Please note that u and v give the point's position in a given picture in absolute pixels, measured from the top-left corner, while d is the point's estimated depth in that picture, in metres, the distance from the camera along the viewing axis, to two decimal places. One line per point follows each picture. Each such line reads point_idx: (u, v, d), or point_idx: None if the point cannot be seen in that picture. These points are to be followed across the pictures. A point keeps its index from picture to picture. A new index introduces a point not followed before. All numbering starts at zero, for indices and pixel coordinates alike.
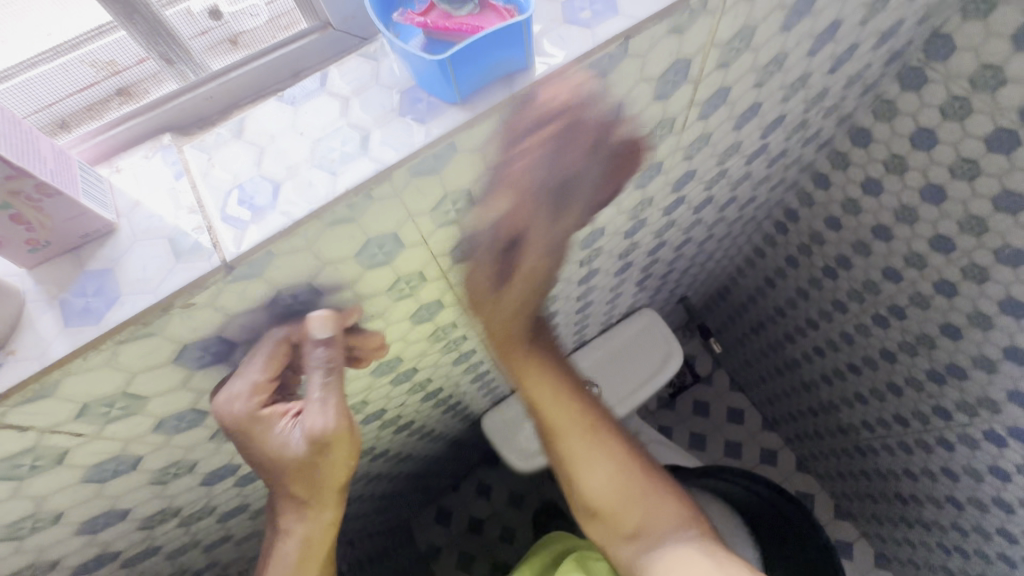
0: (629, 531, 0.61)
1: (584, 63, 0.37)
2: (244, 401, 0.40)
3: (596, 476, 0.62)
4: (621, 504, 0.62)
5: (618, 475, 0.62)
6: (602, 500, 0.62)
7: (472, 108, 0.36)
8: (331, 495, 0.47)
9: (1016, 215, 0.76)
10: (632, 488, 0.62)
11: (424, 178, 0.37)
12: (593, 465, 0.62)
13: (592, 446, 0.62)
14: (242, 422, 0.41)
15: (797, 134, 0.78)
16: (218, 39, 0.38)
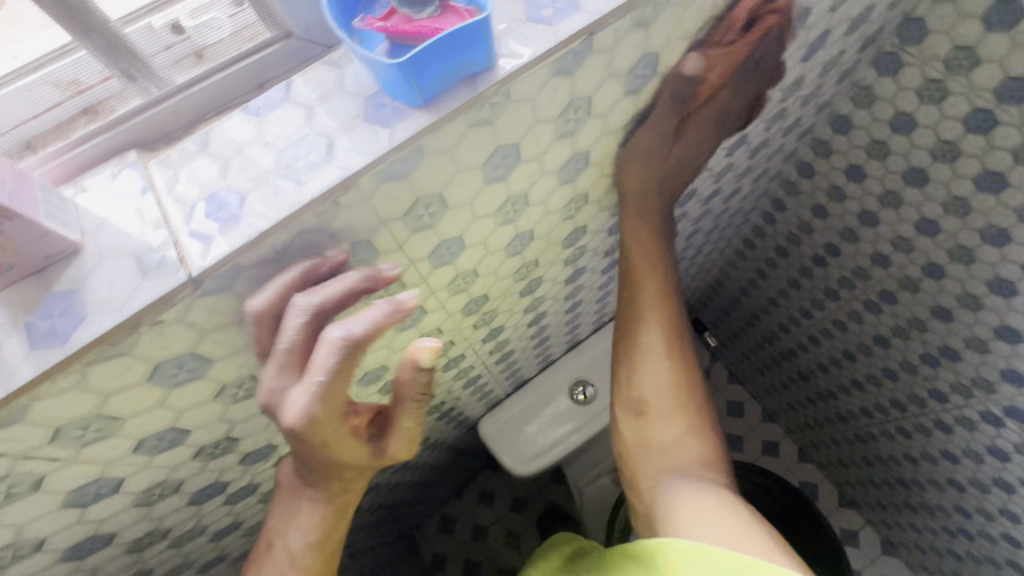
0: (659, 442, 0.62)
1: (549, 61, 0.37)
2: (322, 412, 0.37)
3: (656, 380, 0.63)
4: (667, 413, 0.62)
5: (674, 385, 0.63)
6: (654, 396, 0.63)
7: (436, 110, 0.35)
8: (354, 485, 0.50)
9: (999, 195, 0.76)
10: (681, 407, 0.63)
11: (392, 183, 0.37)
12: (656, 369, 0.64)
13: (667, 348, 0.64)
14: (319, 428, 0.39)
15: (776, 124, 0.79)
16: (183, 54, 0.38)
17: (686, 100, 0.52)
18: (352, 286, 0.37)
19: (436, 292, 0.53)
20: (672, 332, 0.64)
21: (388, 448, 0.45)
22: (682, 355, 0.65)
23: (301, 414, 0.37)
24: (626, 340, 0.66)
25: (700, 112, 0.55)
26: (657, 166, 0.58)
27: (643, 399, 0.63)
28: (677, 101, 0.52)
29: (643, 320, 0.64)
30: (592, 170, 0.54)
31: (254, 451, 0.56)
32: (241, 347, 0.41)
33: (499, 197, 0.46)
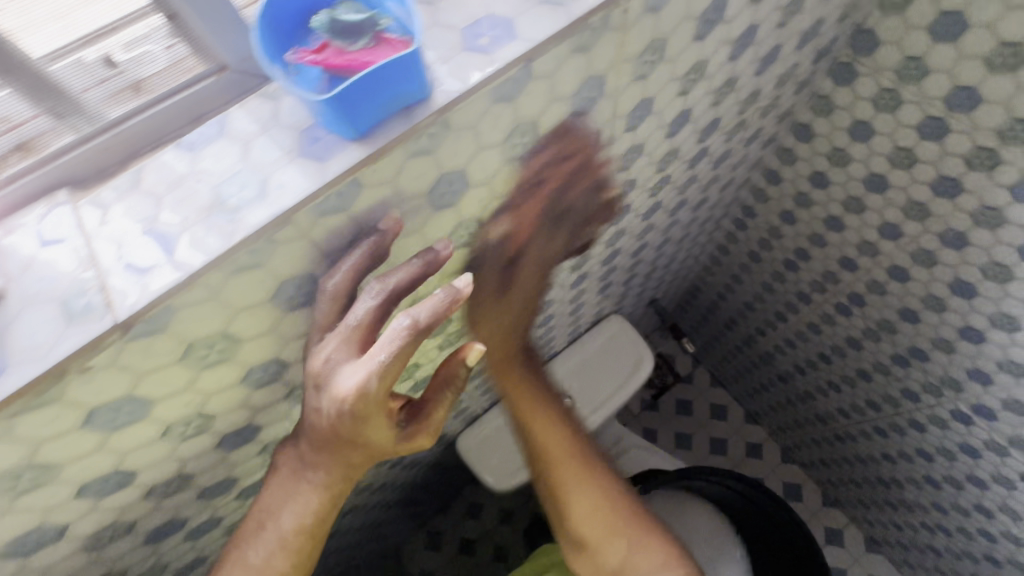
0: (614, 566, 0.64)
1: (487, 88, 0.37)
2: (377, 393, 0.38)
3: (583, 513, 0.63)
4: (608, 536, 0.63)
5: (603, 508, 0.63)
6: (590, 532, 0.63)
7: (372, 142, 0.35)
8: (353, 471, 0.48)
9: (955, 199, 0.78)
10: (615, 524, 0.64)
11: (331, 216, 0.36)
12: (582, 498, 0.63)
13: (584, 480, 0.63)
14: (365, 409, 0.39)
15: (736, 135, 0.79)
16: (118, 87, 0.36)
17: (504, 251, 0.55)
18: (413, 274, 0.41)
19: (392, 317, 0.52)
20: (584, 463, 0.64)
21: (414, 439, 0.46)
22: (600, 474, 0.65)
23: (356, 392, 0.37)
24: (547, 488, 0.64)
25: (515, 267, 0.58)
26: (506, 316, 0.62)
27: (581, 535, 0.63)
28: (496, 255, 0.55)
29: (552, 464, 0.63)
30: None
31: (212, 485, 0.55)
32: (183, 386, 0.40)
33: (449, 222, 0.46)
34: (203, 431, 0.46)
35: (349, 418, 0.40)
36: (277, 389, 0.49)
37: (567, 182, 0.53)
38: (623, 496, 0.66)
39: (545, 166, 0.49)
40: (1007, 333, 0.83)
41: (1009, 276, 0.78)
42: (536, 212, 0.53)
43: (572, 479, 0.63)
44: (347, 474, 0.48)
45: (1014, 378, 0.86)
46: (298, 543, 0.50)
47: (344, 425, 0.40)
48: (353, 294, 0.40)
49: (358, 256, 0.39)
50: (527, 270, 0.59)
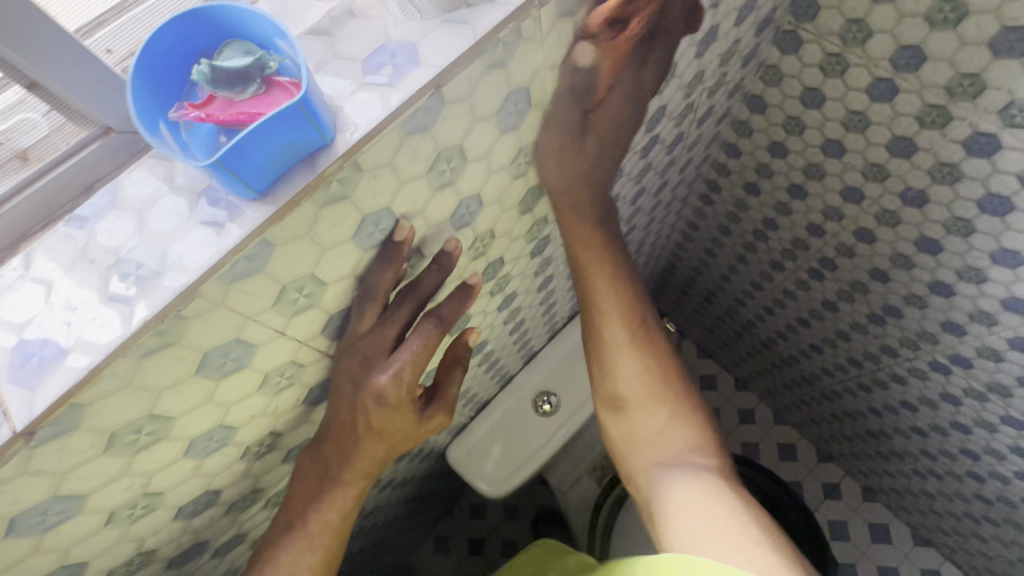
0: (646, 434, 0.60)
1: (397, 122, 0.34)
2: (409, 384, 0.47)
3: (625, 370, 0.61)
4: (645, 401, 0.61)
5: (647, 376, 0.61)
6: (630, 390, 0.61)
7: (274, 201, 0.32)
8: (372, 470, 0.53)
9: (912, 158, 0.76)
10: (656, 390, 0.61)
11: (245, 281, 0.34)
12: (628, 360, 0.61)
13: (634, 343, 0.61)
14: (398, 396, 0.48)
15: (686, 118, 0.77)
16: (2, 157, 0.31)
17: (586, 95, 0.48)
18: (434, 282, 0.48)
19: None
20: (638, 328, 0.61)
21: (433, 422, 0.54)
22: (653, 344, 0.62)
23: (394, 382, 0.46)
24: (596, 342, 0.63)
25: (601, 105, 0.49)
26: (576, 162, 0.54)
27: (619, 393, 0.61)
28: (577, 99, 0.48)
29: (603, 317, 0.61)
30: (490, 208, 0.51)
31: (180, 554, 0.54)
32: (116, 474, 0.37)
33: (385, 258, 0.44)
34: (155, 508, 0.44)
35: (383, 406, 0.48)
36: (230, 451, 0.46)
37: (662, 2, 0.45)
38: (673, 370, 0.63)
39: None
40: (974, 285, 0.83)
41: (971, 229, 0.77)
42: (631, 41, 0.45)
43: (623, 344, 0.61)
44: (366, 472, 0.52)
45: (986, 327, 0.87)
46: (324, 541, 0.52)
47: (378, 410, 0.48)
48: (385, 302, 0.46)
49: (389, 266, 0.43)
50: (607, 121, 0.51)
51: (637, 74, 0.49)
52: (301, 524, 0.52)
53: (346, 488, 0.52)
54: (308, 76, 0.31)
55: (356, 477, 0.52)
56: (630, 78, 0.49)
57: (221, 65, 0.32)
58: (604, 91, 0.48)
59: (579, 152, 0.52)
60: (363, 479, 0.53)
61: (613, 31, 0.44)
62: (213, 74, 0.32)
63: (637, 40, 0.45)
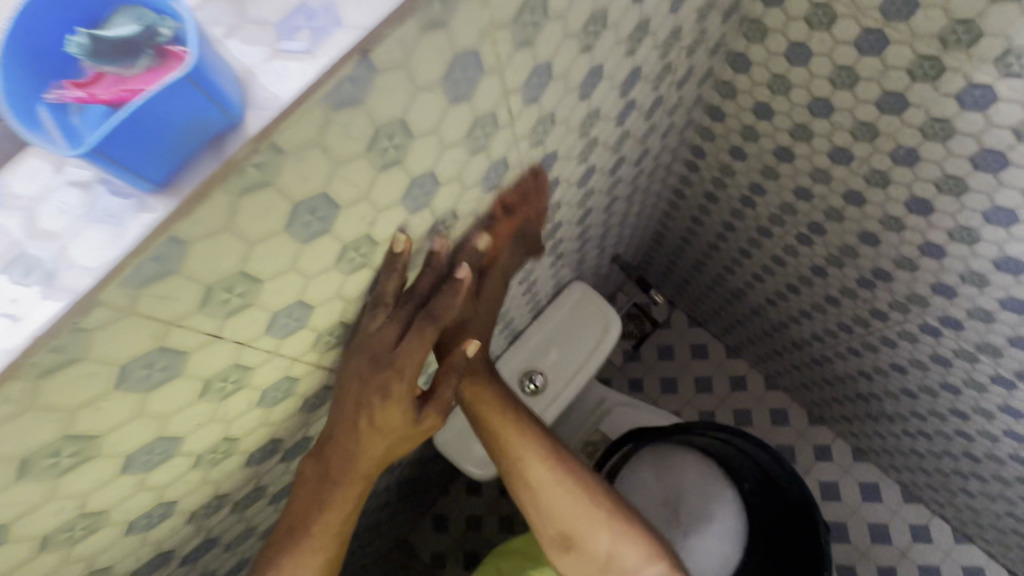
0: (602, 562, 0.64)
1: (318, 97, 0.30)
2: (413, 381, 0.50)
3: (564, 512, 0.63)
4: (587, 531, 0.64)
5: (581, 503, 0.64)
6: (574, 528, 0.64)
7: (177, 192, 0.28)
8: (375, 469, 0.54)
9: (902, 115, 0.72)
10: (595, 517, 0.64)
11: (156, 284, 0.30)
12: (558, 497, 0.63)
13: (559, 483, 0.63)
14: (400, 392, 0.50)
15: (665, 80, 0.72)
16: None
17: (481, 266, 0.61)
18: (429, 283, 0.51)
19: (299, 358, 0.47)
20: (559, 468, 0.64)
21: (427, 423, 0.54)
22: (575, 474, 0.65)
23: (400, 380, 0.49)
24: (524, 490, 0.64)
25: (488, 272, 0.63)
26: (475, 330, 0.63)
27: (565, 534, 0.64)
28: (474, 271, 0.60)
29: (526, 466, 0.63)
30: (448, 187, 0.47)
31: (142, 566, 0.51)
32: (41, 500, 0.34)
33: (330, 248, 0.40)
34: (98, 528, 0.41)
35: (384, 401, 0.50)
36: (179, 462, 0.43)
37: (525, 204, 0.62)
38: (599, 487, 0.66)
39: (523, 193, 0.60)
40: (966, 246, 0.80)
41: (964, 188, 0.74)
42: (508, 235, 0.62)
43: (550, 485, 0.63)
44: (369, 472, 0.53)
45: (977, 288, 0.85)
46: (325, 543, 0.54)
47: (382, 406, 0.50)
48: (393, 303, 0.49)
49: (393, 274, 0.47)
50: (495, 283, 0.64)
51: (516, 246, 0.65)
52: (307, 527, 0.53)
53: (350, 488, 0.53)
54: (204, 44, 0.27)
55: (361, 476, 0.53)
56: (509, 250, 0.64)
57: (104, 35, 0.27)
58: (492, 260, 0.62)
59: (479, 305, 0.62)
60: (364, 481, 0.54)
61: (495, 230, 0.59)
62: (94, 45, 0.27)
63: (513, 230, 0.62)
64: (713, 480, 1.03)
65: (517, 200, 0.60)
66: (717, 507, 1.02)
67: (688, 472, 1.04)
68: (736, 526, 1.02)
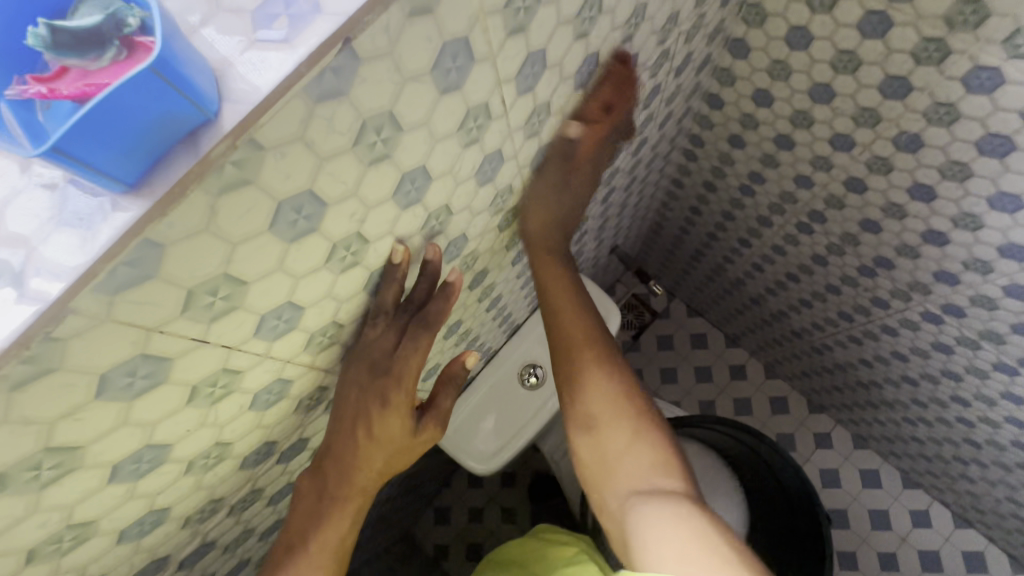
0: (614, 456, 0.60)
1: (298, 88, 0.28)
2: (410, 391, 0.54)
3: (592, 386, 0.63)
4: (612, 417, 0.62)
5: (611, 392, 0.62)
6: (597, 411, 0.62)
7: (150, 193, 0.26)
8: (373, 483, 0.57)
9: (905, 100, 0.71)
10: (621, 407, 0.62)
11: (133, 290, 0.28)
12: (598, 380, 0.63)
13: (597, 360, 0.64)
14: (399, 400, 0.54)
15: (662, 67, 0.71)
16: None
17: (569, 159, 0.61)
18: (425, 291, 0.52)
19: (290, 360, 0.46)
20: (601, 349, 0.64)
21: (427, 433, 0.59)
22: (614, 365, 0.64)
23: (399, 390, 0.53)
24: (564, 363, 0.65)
25: (577, 165, 0.63)
26: (553, 208, 0.64)
27: (589, 409, 0.62)
28: (561, 160, 0.60)
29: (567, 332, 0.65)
30: (440, 182, 0.45)
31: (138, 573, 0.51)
32: (24, 514, 0.33)
33: (318, 247, 0.38)
34: (88, 538, 0.40)
35: (383, 409, 0.53)
36: (170, 469, 0.42)
37: (619, 101, 0.60)
38: (637, 395, 0.64)
39: (611, 88, 0.58)
40: (970, 233, 0.79)
41: (968, 173, 0.73)
42: (598, 138, 0.62)
43: (591, 365, 0.63)
44: (367, 485, 0.56)
45: (980, 276, 0.83)
46: (323, 562, 0.55)
47: (381, 415, 0.53)
48: (390, 315, 0.51)
49: (392, 284, 0.48)
50: (579, 184, 0.65)
51: (599, 156, 0.65)
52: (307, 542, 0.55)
53: (349, 501, 0.55)
54: (170, 32, 0.25)
55: (360, 489, 0.56)
56: (593, 159, 0.64)
57: (63, 25, 0.25)
58: (580, 161, 0.62)
59: (560, 194, 0.63)
60: (361, 495, 0.56)
61: (589, 126, 0.59)
62: (54, 36, 0.25)
63: (602, 134, 0.62)
64: (716, 470, 0.99)
65: (607, 97, 0.59)
66: (720, 498, 0.97)
67: (693, 465, 1.00)
68: (739, 518, 0.97)
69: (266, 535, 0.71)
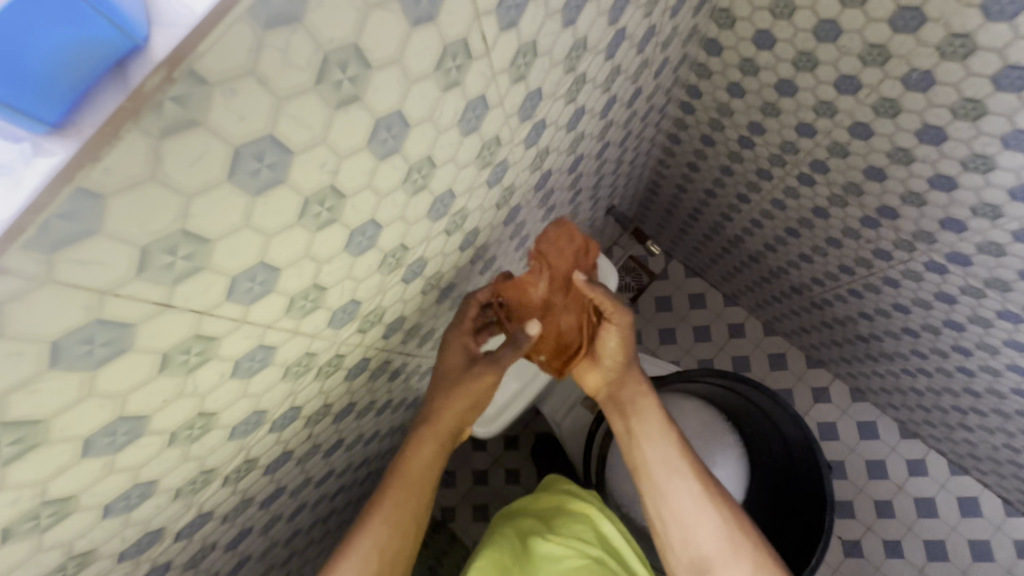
0: None
1: (242, 10, 0.25)
2: (460, 335, 0.70)
3: (702, 528, 0.66)
4: (730, 562, 0.64)
5: (724, 534, 0.65)
6: (709, 554, 0.65)
7: (77, 133, 0.24)
8: (444, 425, 0.70)
9: (917, 34, 0.66)
10: (735, 548, 0.64)
11: (74, 246, 0.26)
12: (704, 521, 0.66)
13: (705, 501, 0.67)
14: (456, 350, 0.70)
15: (656, 5, 0.66)
16: None
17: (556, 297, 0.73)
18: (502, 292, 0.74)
19: (271, 326, 0.43)
20: (706, 489, 0.67)
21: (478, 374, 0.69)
22: (719, 502, 0.67)
23: (460, 336, 0.70)
24: (669, 505, 0.68)
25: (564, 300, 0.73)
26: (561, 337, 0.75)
27: (704, 555, 0.65)
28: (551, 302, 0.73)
29: (664, 464, 0.69)
30: (418, 132, 0.42)
31: (131, 546, 0.50)
32: None
33: (286, 203, 0.35)
34: (69, 513, 0.39)
35: (447, 355, 0.70)
36: (151, 442, 0.41)
37: (570, 247, 0.73)
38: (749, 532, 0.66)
39: (566, 239, 0.73)
40: (980, 175, 0.76)
41: (982, 112, 0.69)
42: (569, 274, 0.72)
43: (701, 510, 0.66)
44: (440, 427, 0.69)
45: (989, 221, 0.81)
46: (403, 507, 0.65)
47: (450, 350, 0.70)
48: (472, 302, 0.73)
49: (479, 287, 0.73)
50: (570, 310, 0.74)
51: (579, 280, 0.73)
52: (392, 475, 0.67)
53: (426, 435, 0.69)
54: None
55: (430, 424, 0.69)
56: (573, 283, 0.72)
57: None
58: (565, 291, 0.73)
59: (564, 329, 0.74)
60: (436, 436, 0.69)
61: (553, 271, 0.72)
62: None
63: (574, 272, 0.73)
64: (715, 424, 1.02)
65: (569, 247, 0.73)
66: (720, 452, 1.00)
67: (692, 419, 1.03)
68: (738, 471, 1.00)
69: (266, 504, 0.70)
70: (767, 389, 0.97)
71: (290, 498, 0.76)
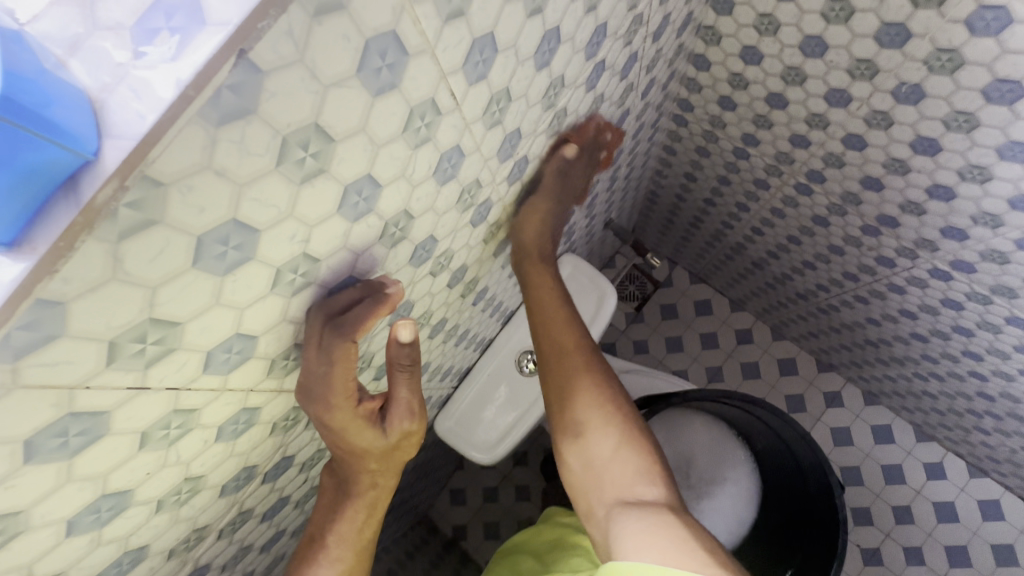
0: (600, 461, 0.66)
1: (192, 115, 0.25)
2: (349, 408, 0.48)
3: (582, 390, 0.69)
4: (600, 430, 0.68)
5: (607, 391, 0.70)
6: (583, 419, 0.68)
7: (32, 250, 0.24)
8: (383, 482, 0.56)
9: (904, 48, 0.65)
10: (609, 417, 0.68)
11: (37, 354, 0.26)
12: (584, 389, 0.69)
13: (590, 372, 0.71)
14: (348, 421, 0.49)
15: (637, 32, 0.66)
16: None
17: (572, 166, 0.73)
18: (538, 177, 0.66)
19: (256, 387, 0.43)
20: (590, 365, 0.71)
21: (395, 433, 0.52)
22: (603, 377, 0.71)
23: (350, 409, 0.48)
24: (555, 377, 0.71)
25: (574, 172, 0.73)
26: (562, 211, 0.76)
27: (577, 423, 0.68)
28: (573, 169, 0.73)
29: (560, 341, 0.72)
30: (391, 188, 0.42)
31: None
32: None
33: (259, 276, 0.35)
34: None
35: (340, 434, 0.50)
36: (137, 512, 0.41)
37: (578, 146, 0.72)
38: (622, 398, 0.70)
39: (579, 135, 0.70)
40: (978, 185, 0.74)
41: (975, 124, 0.67)
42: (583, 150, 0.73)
43: (579, 374, 0.70)
44: (368, 486, 0.56)
45: (991, 230, 0.79)
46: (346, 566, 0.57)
47: (350, 432, 0.50)
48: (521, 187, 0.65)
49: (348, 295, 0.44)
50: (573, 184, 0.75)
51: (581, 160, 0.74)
52: (325, 547, 0.57)
53: (363, 496, 0.56)
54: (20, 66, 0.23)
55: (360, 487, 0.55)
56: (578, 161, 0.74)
57: None
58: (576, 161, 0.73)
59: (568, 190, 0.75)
60: (371, 492, 0.56)
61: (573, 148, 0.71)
62: None
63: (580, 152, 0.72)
64: (724, 441, 1.03)
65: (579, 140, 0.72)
66: (730, 467, 1.01)
67: (699, 437, 1.03)
68: (750, 486, 1.01)
69: (267, 548, 0.70)
70: (774, 408, 0.94)
71: (292, 538, 0.76)
